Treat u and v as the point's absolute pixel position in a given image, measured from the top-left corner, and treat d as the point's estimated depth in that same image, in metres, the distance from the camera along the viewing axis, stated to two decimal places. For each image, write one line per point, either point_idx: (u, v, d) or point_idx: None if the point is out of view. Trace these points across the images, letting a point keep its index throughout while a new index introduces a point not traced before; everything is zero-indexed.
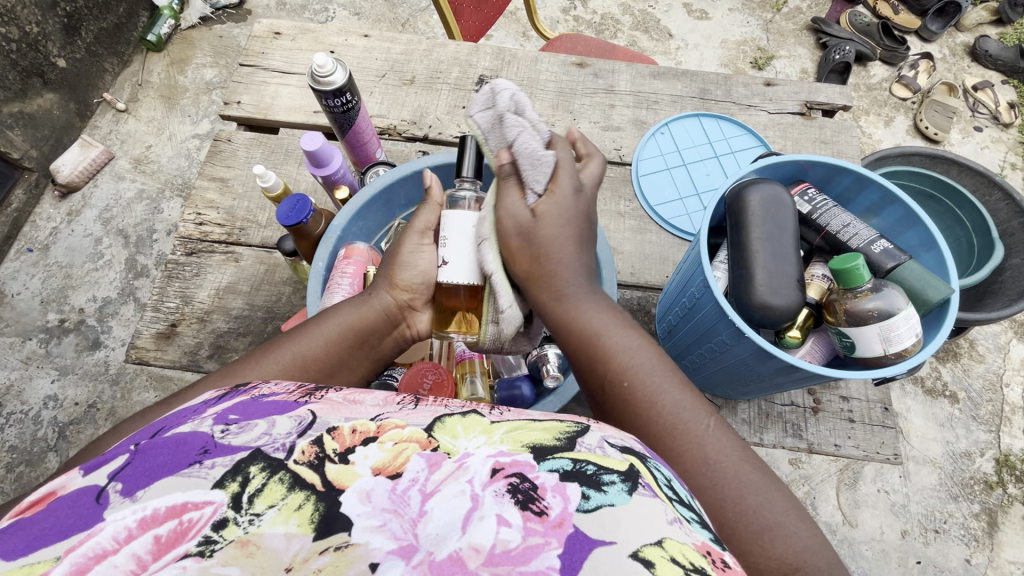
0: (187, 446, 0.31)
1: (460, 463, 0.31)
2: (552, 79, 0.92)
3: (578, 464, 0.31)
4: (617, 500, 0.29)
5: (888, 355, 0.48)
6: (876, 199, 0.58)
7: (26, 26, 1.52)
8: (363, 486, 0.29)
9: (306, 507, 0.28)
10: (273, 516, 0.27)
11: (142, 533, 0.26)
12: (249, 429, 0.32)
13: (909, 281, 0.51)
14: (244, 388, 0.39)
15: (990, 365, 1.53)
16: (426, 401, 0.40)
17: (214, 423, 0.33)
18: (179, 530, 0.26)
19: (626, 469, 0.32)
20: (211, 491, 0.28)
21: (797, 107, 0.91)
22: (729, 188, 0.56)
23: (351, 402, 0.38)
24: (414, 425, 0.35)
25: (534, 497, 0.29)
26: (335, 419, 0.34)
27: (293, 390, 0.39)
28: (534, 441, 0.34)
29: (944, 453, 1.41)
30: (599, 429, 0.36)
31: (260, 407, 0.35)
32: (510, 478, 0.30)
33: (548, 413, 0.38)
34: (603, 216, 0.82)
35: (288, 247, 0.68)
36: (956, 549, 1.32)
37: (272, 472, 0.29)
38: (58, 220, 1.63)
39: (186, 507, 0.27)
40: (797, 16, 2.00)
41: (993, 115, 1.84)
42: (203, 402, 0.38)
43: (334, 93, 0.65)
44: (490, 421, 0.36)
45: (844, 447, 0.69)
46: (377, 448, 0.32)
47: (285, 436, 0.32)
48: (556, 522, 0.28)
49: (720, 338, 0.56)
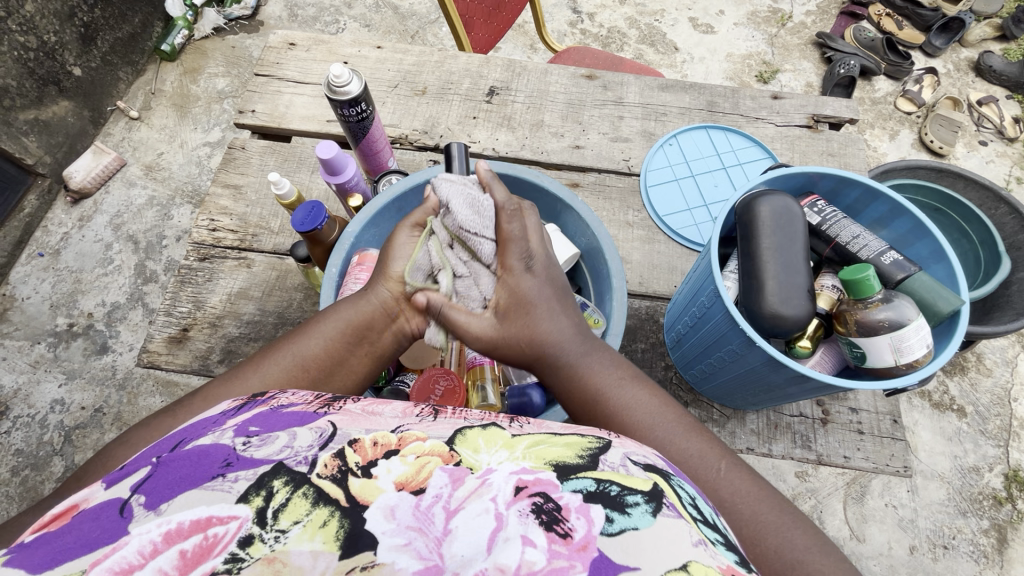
0: (209, 460, 0.32)
1: (483, 479, 0.31)
2: (561, 91, 0.93)
3: (602, 485, 0.32)
4: (640, 522, 0.30)
5: (899, 366, 0.48)
6: (885, 211, 0.59)
7: (43, 36, 1.55)
8: (387, 503, 0.30)
9: (331, 523, 0.28)
10: (298, 533, 0.28)
11: (167, 547, 0.27)
12: (270, 441, 0.33)
13: (920, 293, 0.52)
14: (261, 399, 0.40)
15: (997, 379, 1.52)
16: (445, 413, 0.40)
17: (235, 435, 0.34)
18: (205, 545, 0.27)
19: (651, 489, 0.32)
20: (235, 505, 0.29)
21: (804, 120, 0.92)
22: (740, 199, 0.57)
23: (371, 413, 0.39)
24: (435, 438, 0.35)
25: (559, 518, 0.29)
26: (356, 432, 0.35)
27: (311, 402, 0.40)
28: (557, 457, 0.34)
29: (952, 467, 1.40)
30: (621, 446, 0.36)
31: (280, 419, 0.36)
32: (534, 497, 0.30)
33: (570, 428, 0.39)
34: (612, 226, 0.83)
35: (301, 254, 0.69)
36: (965, 565, 1.30)
37: (295, 486, 0.30)
38: (69, 225, 1.65)
39: (211, 522, 0.28)
40: (802, 31, 2.02)
41: (997, 129, 1.85)
42: (221, 413, 0.38)
43: (350, 103, 0.66)
44: (511, 434, 0.36)
45: (853, 459, 0.69)
46: (400, 461, 0.32)
47: (307, 449, 0.33)
48: (579, 546, 0.28)
49: (731, 347, 0.56)
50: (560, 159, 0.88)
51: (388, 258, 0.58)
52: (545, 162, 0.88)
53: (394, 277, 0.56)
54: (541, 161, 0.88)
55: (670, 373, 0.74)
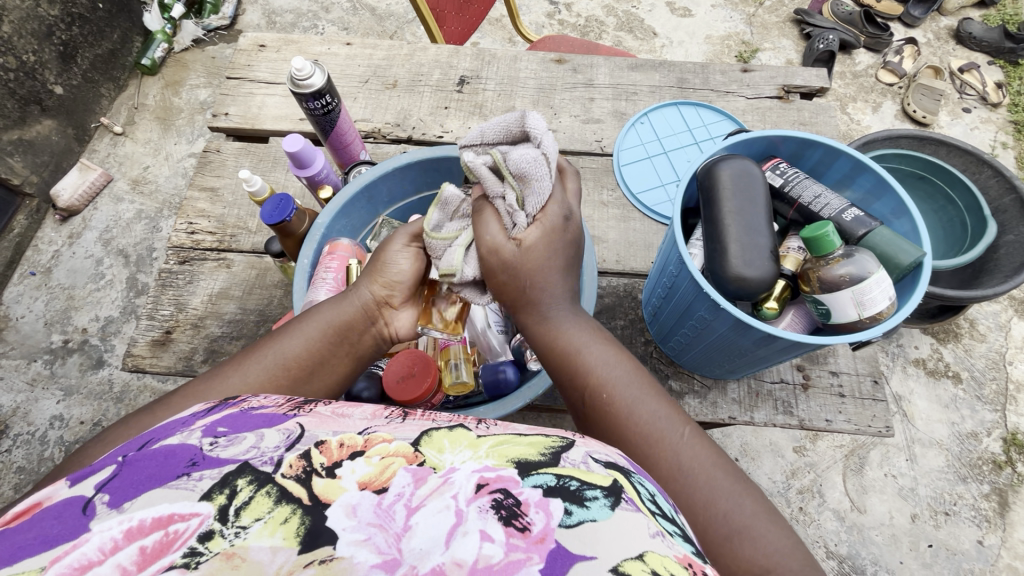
0: (175, 459, 0.32)
1: (446, 477, 0.32)
2: (532, 76, 0.93)
3: (561, 480, 0.32)
4: (598, 515, 0.30)
5: (864, 320, 0.49)
6: (848, 170, 0.59)
7: (22, 56, 1.56)
8: (349, 500, 0.30)
9: (292, 520, 0.28)
10: (259, 529, 0.28)
11: (128, 543, 0.27)
12: (238, 441, 0.33)
13: (881, 246, 0.52)
14: (232, 402, 0.40)
15: (991, 344, 1.51)
16: (414, 414, 0.41)
17: (202, 435, 0.34)
18: (165, 541, 0.27)
19: (610, 484, 0.33)
20: (197, 503, 0.29)
21: (774, 91, 0.92)
22: (703, 165, 0.57)
23: (340, 414, 0.39)
24: (402, 439, 0.35)
25: (518, 513, 0.30)
26: (323, 434, 0.35)
27: (282, 404, 0.40)
28: (519, 455, 0.34)
29: (949, 434, 1.40)
30: (584, 445, 0.37)
31: (249, 420, 0.36)
32: (494, 494, 0.31)
33: (535, 429, 0.39)
34: (587, 206, 0.83)
35: (275, 249, 0.70)
36: (967, 530, 1.30)
37: (259, 485, 0.30)
38: (59, 243, 1.66)
39: (172, 519, 0.28)
40: (780, 9, 2.02)
41: (980, 96, 1.85)
42: (191, 414, 0.38)
43: (313, 95, 0.67)
44: (477, 435, 0.37)
45: (834, 422, 0.69)
46: (365, 462, 0.33)
47: (273, 450, 0.33)
48: (537, 538, 0.29)
49: (699, 315, 0.56)
50: None
51: (379, 261, 0.58)
52: None
53: (380, 280, 0.57)
54: None
55: (650, 348, 0.74)
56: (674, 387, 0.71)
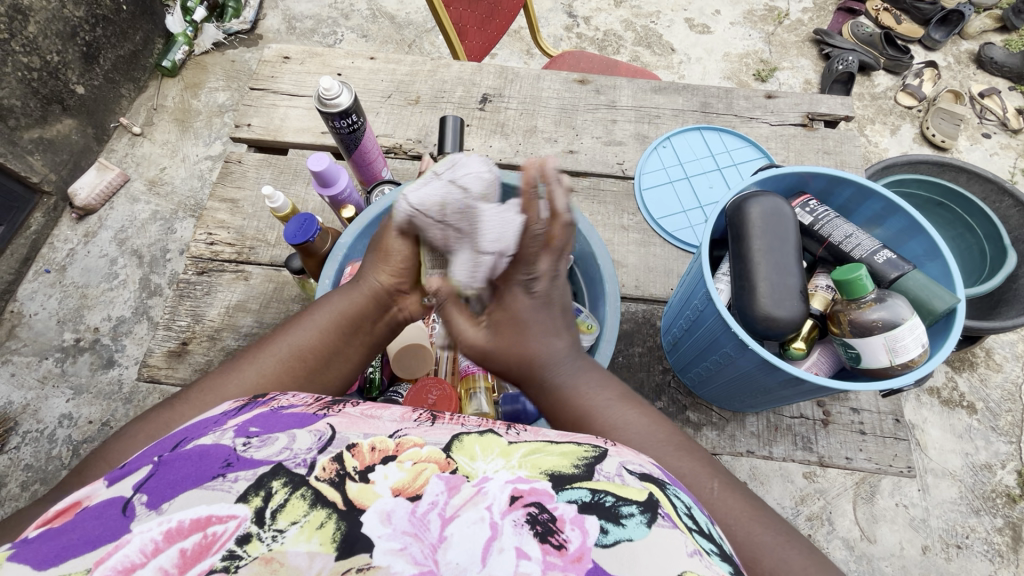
0: (210, 459, 0.30)
1: (479, 487, 0.30)
2: (554, 96, 0.93)
3: (597, 496, 0.31)
4: (635, 534, 0.29)
5: (895, 367, 0.48)
6: (879, 209, 0.58)
7: (47, 56, 1.57)
8: (383, 507, 0.29)
9: (328, 525, 0.27)
10: (295, 534, 0.27)
11: (168, 545, 0.26)
12: (271, 442, 0.32)
13: (915, 292, 0.51)
14: (261, 401, 0.38)
15: (1008, 375, 1.49)
16: (443, 418, 0.39)
17: (235, 435, 0.32)
18: (205, 544, 0.26)
19: (646, 499, 0.31)
20: (235, 504, 0.27)
21: (799, 119, 0.91)
22: (731, 200, 0.56)
23: (369, 416, 0.37)
24: (432, 444, 0.34)
25: (554, 529, 0.28)
26: (354, 435, 0.33)
27: (311, 403, 0.38)
28: (553, 467, 0.33)
29: (963, 465, 1.38)
30: (617, 455, 0.36)
31: (280, 420, 0.34)
32: (529, 507, 0.29)
33: (566, 435, 0.37)
34: (607, 230, 0.83)
35: (296, 266, 0.70)
36: (979, 565, 1.28)
37: (294, 488, 0.29)
38: (75, 241, 1.67)
39: (211, 520, 0.27)
40: (799, 28, 2.02)
41: (1000, 121, 1.83)
42: (223, 413, 0.37)
43: (341, 115, 0.67)
44: (508, 441, 0.35)
45: (855, 460, 0.68)
46: (397, 467, 0.31)
47: (306, 451, 0.31)
48: (574, 557, 0.27)
49: (724, 350, 0.56)
50: (554, 164, 0.88)
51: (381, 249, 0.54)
52: None
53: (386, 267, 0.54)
54: None
55: (668, 376, 0.73)
56: (692, 419, 0.71)
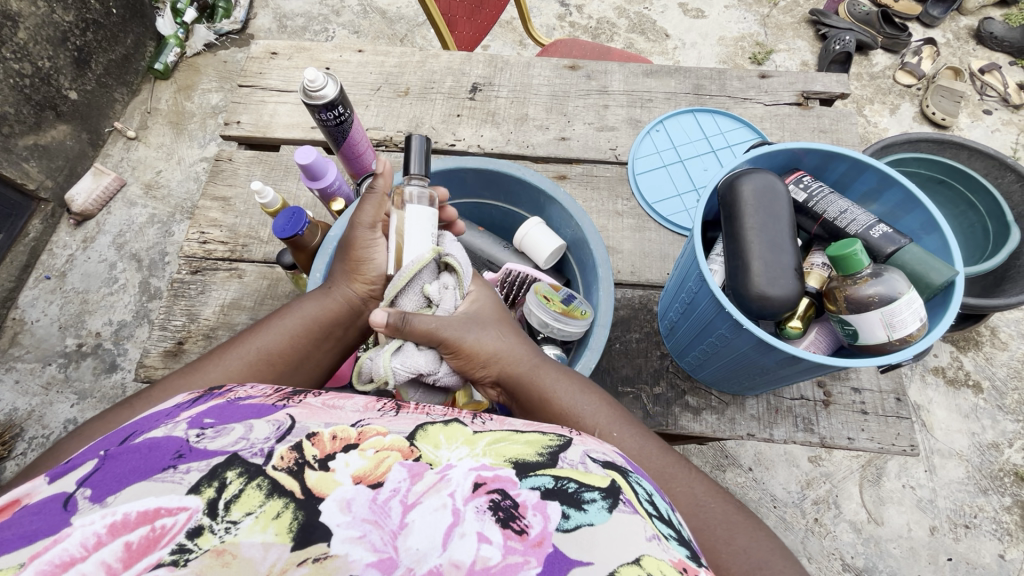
0: (160, 451, 0.29)
1: (442, 474, 0.30)
2: (544, 83, 0.92)
3: (559, 482, 0.31)
4: (596, 518, 0.28)
5: (892, 341, 0.47)
6: (873, 184, 0.57)
7: (38, 61, 1.56)
8: (343, 495, 0.28)
9: (284, 515, 0.27)
10: (250, 525, 0.26)
11: (113, 538, 0.25)
12: (226, 432, 0.31)
13: (911, 264, 0.50)
14: (218, 392, 0.37)
15: (1014, 353, 1.47)
16: (408, 407, 0.38)
17: (188, 427, 0.32)
18: (152, 537, 0.25)
19: (608, 485, 0.31)
20: (186, 496, 0.27)
21: (793, 98, 0.90)
22: (723, 179, 0.55)
23: (331, 407, 0.36)
24: (395, 432, 0.34)
25: (515, 515, 0.28)
26: (315, 425, 0.33)
27: (270, 395, 0.37)
28: (517, 455, 0.33)
29: (969, 445, 1.37)
30: (581, 444, 0.35)
31: (236, 411, 0.34)
32: (491, 493, 0.29)
33: (533, 426, 0.37)
34: (602, 216, 0.82)
35: (287, 261, 0.70)
36: (988, 544, 1.27)
37: (249, 478, 0.28)
38: (73, 247, 1.67)
39: (159, 512, 0.26)
40: (794, 10, 1.99)
41: (1001, 97, 1.81)
42: (176, 406, 0.36)
43: (326, 106, 0.66)
44: (473, 431, 0.35)
45: (857, 440, 0.67)
46: (359, 456, 0.31)
47: (264, 441, 0.30)
48: (535, 542, 0.27)
49: (720, 332, 0.55)
50: (546, 151, 0.87)
51: (355, 258, 0.57)
52: (531, 156, 0.87)
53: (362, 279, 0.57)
54: (527, 155, 0.87)
55: (666, 362, 0.72)
56: (691, 404, 0.70)
